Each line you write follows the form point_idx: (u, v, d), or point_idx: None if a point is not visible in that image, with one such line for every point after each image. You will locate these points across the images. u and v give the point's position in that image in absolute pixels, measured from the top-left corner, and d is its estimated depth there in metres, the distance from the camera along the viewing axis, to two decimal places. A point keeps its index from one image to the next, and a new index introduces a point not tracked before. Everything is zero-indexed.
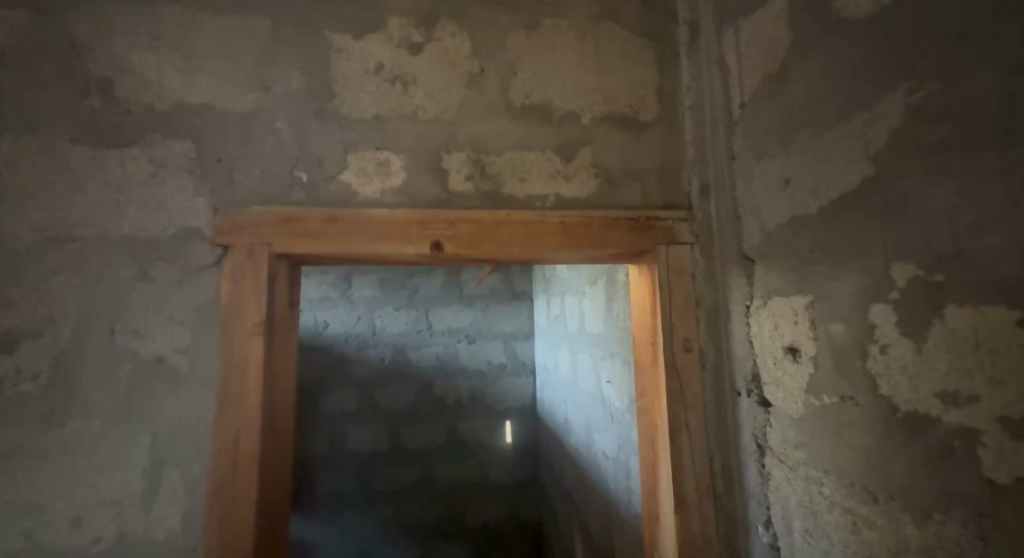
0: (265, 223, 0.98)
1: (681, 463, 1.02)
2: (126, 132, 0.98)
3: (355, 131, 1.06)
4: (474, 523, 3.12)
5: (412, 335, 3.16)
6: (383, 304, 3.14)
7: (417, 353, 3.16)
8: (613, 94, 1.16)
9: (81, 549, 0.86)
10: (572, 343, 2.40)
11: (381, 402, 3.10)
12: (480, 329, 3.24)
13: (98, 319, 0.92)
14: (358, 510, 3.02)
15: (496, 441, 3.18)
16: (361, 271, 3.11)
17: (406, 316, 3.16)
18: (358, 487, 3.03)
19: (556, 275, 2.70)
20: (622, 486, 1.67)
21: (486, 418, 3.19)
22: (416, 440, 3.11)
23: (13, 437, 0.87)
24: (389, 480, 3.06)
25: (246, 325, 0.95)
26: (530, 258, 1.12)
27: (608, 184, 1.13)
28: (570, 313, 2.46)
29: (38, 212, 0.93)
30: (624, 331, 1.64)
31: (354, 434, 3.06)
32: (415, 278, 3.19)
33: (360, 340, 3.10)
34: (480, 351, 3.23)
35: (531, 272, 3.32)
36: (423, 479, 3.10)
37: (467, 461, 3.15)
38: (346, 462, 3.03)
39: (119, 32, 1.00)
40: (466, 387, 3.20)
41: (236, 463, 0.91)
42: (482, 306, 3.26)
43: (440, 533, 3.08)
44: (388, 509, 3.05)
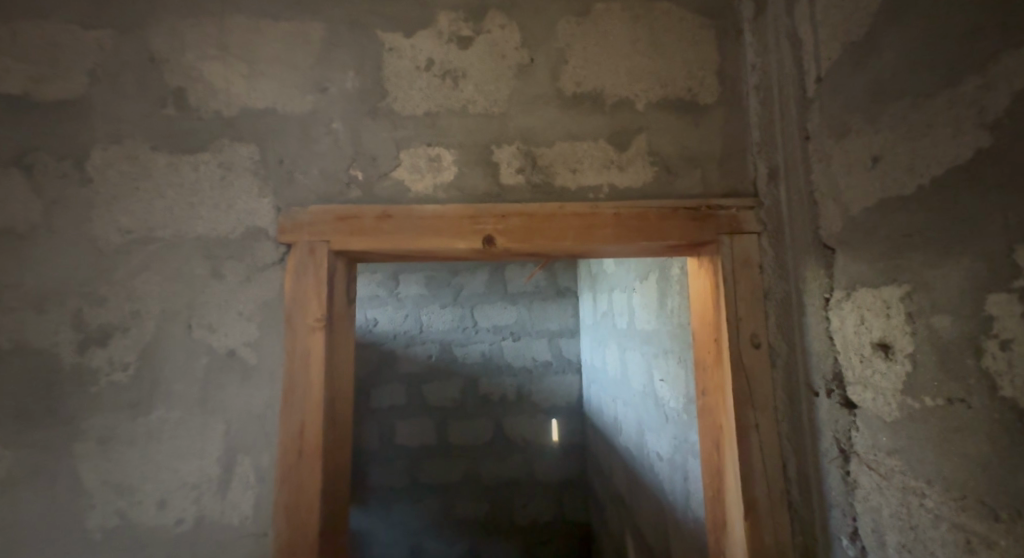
0: (323, 222, 1.01)
1: (751, 465, 0.97)
2: (198, 138, 1.04)
3: (407, 128, 1.07)
4: (523, 520, 3.14)
5: (459, 332, 3.20)
6: (430, 302, 3.20)
7: (464, 350, 3.20)
8: (671, 78, 1.11)
9: (166, 529, 0.93)
10: (622, 341, 2.35)
11: (431, 397, 3.16)
12: (525, 327, 3.24)
13: (177, 315, 0.98)
14: (409, 503, 3.10)
15: (543, 438, 3.18)
16: (408, 270, 3.19)
17: (453, 314, 3.21)
18: (409, 480, 3.11)
19: (603, 271, 2.66)
20: (678, 488, 1.61)
21: (532, 416, 3.20)
22: (464, 436, 3.15)
23: (107, 422, 0.94)
24: (438, 475, 3.13)
25: (311, 319, 0.99)
26: (583, 251, 1.09)
27: (665, 172, 1.08)
28: (618, 310, 2.41)
29: (124, 216, 1.00)
30: (680, 328, 1.58)
31: (405, 429, 3.14)
32: (461, 276, 3.23)
33: (409, 337, 3.18)
34: (525, 348, 3.23)
35: (577, 268, 3.29)
36: (470, 475, 3.14)
37: (514, 458, 3.16)
38: (398, 455, 3.11)
39: (190, 44, 1.06)
40: (512, 385, 3.21)
41: (307, 454, 0.95)
42: (526, 303, 3.26)
43: (488, 529, 3.12)
44: (439, 501, 3.11)
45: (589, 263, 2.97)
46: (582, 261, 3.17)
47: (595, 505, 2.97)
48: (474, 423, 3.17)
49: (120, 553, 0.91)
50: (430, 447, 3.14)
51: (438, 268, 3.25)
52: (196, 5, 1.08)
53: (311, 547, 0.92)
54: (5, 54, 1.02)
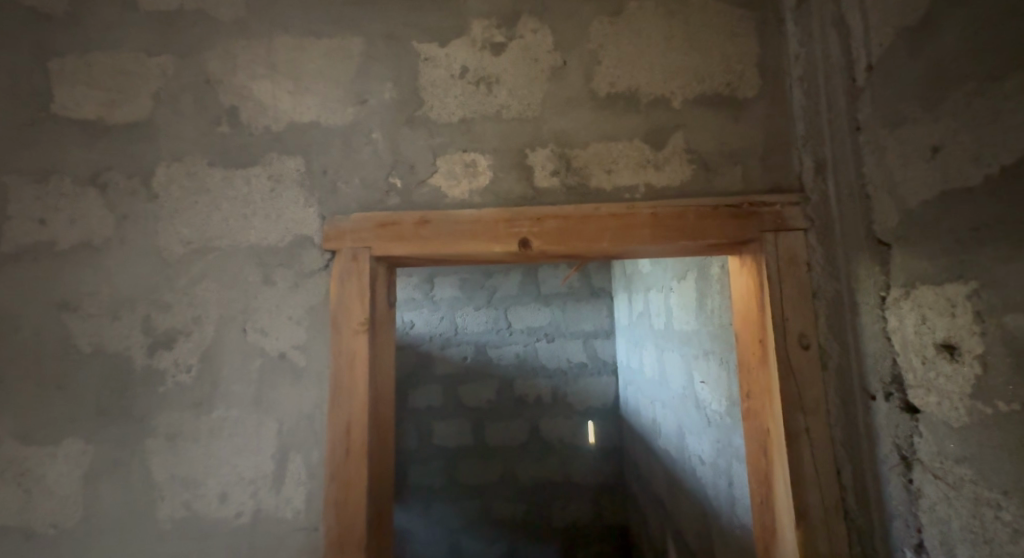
0: (365, 229, 1.05)
1: (803, 472, 0.93)
2: (249, 153, 1.10)
3: (442, 135, 1.10)
4: (560, 522, 3.12)
5: (493, 334, 3.24)
6: (464, 304, 3.25)
7: (499, 351, 3.23)
8: (709, 73, 1.08)
9: (227, 521, 0.99)
10: (659, 342, 2.31)
11: (468, 398, 3.21)
12: (560, 328, 3.24)
13: (234, 320, 1.05)
14: (447, 502, 3.15)
15: (580, 440, 3.16)
16: (443, 272, 3.25)
17: (487, 315, 3.25)
18: (447, 480, 3.16)
19: (638, 271, 2.62)
20: (722, 493, 1.57)
21: (568, 417, 3.18)
22: (500, 437, 3.18)
23: (173, 420, 1.02)
24: (476, 475, 3.16)
25: (355, 323, 1.03)
26: (619, 252, 1.08)
27: (704, 169, 1.06)
28: (655, 311, 2.36)
29: (186, 227, 1.08)
30: (721, 329, 1.54)
31: (443, 429, 3.19)
32: (494, 278, 3.27)
33: (445, 339, 3.24)
34: (560, 350, 3.22)
35: (611, 269, 3.26)
36: (507, 476, 3.16)
37: (550, 459, 3.16)
38: (438, 455, 3.17)
39: (241, 65, 1.13)
40: (547, 386, 3.21)
41: (354, 452, 0.99)
42: (560, 304, 3.26)
43: (525, 531, 3.12)
44: (477, 501, 3.15)
45: (624, 263, 2.93)
46: (616, 261, 3.14)
47: (634, 508, 2.92)
48: (510, 424, 3.19)
49: (186, 543, 0.98)
50: (467, 447, 3.18)
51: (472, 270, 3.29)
52: (246, 27, 1.14)
53: (359, 543, 0.96)
54: (81, 82, 1.12)
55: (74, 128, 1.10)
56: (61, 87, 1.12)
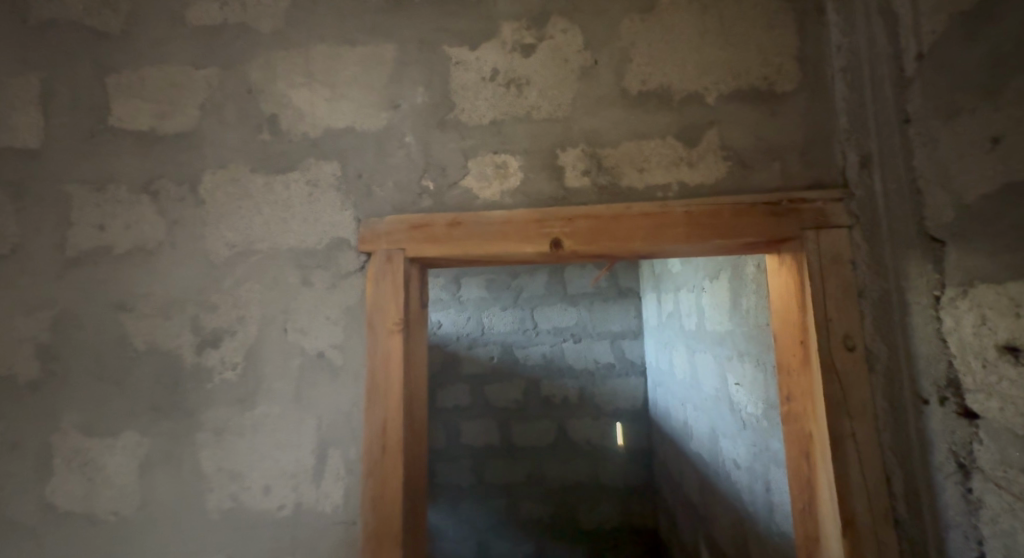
0: (398, 231, 1.08)
1: (850, 478, 0.89)
2: (288, 159, 1.14)
3: (473, 138, 1.11)
4: (588, 524, 3.10)
5: (520, 334, 3.25)
6: (490, 304, 3.28)
7: (525, 351, 3.24)
8: (745, 67, 1.06)
9: (270, 513, 1.03)
10: (690, 343, 2.27)
11: (496, 399, 3.22)
12: (586, 328, 3.22)
13: (275, 320, 1.09)
14: (475, 501, 3.18)
15: (608, 441, 3.13)
16: (469, 273, 3.29)
17: (513, 316, 3.26)
18: (475, 480, 3.18)
19: (668, 271, 2.58)
20: (760, 498, 1.53)
21: (595, 418, 3.16)
22: (527, 437, 3.18)
23: (220, 416, 1.06)
24: (503, 475, 3.17)
25: (390, 322, 1.06)
26: (652, 251, 1.06)
27: (740, 166, 1.03)
28: (685, 311, 2.32)
29: (230, 231, 1.13)
30: (757, 330, 1.50)
31: (470, 428, 3.22)
32: (520, 278, 3.28)
33: (471, 339, 3.26)
34: (587, 350, 3.21)
35: (639, 269, 3.23)
36: (534, 477, 3.16)
37: (577, 461, 3.14)
38: (466, 454, 3.20)
39: (281, 74, 1.17)
40: (574, 387, 3.19)
41: (390, 449, 1.01)
42: (587, 304, 3.24)
43: (553, 532, 3.11)
44: (505, 501, 3.16)
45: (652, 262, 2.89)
46: (644, 261, 3.11)
47: (664, 511, 2.88)
48: (537, 425, 3.19)
49: (232, 533, 1.03)
50: (495, 447, 3.19)
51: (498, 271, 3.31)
52: (285, 38, 1.19)
53: (396, 538, 0.98)
54: (134, 96, 1.19)
55: (129, 139, 1.17)
56: (117, 100, 1.19)
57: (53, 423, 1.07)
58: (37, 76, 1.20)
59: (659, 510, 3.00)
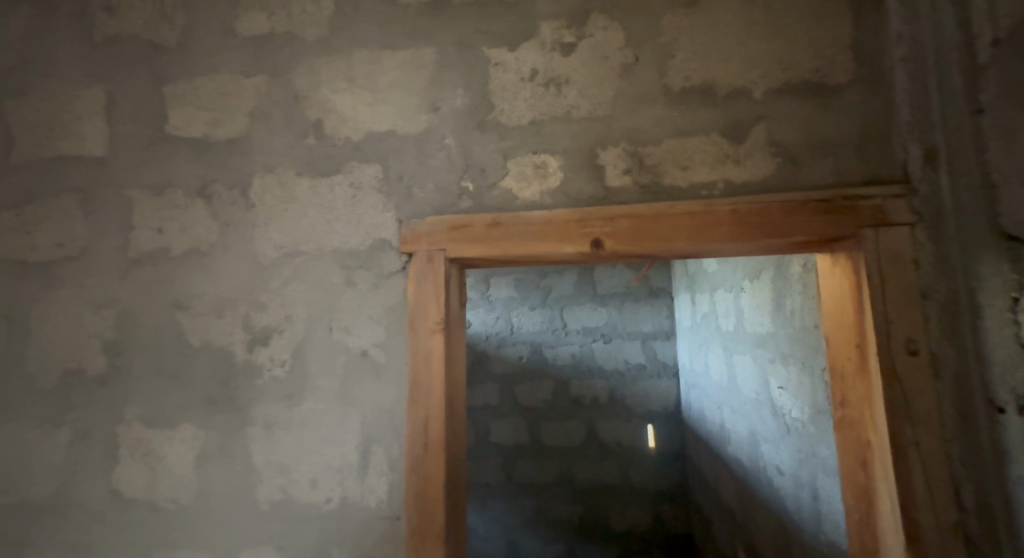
0: (439, 232, 1.09)
1: (914, 489, 0.84)
2: (332, 162, 1.18)
3: (512, 138, 1.11)
4: (620, 527, 3.06)
5: (549, 334, 3.24)
6: (519, 304, 3.29)
7: (554, 351, 3.22)
8: (795, 60, 1.02)
9: (318, 506, 1.06)
10: (728, 344, 2.21)
11: (525, 399, 3.22)
12: (617, 328, 3.18)
13: (321, 320, 1.12)
14: (505, 501, 3.18)
15: (639, 444, 3.09)
16: (498, 273, 3.30)
17: (542, 316, 3.26)
18: (505, 478, 3.19)
19: (703, 270, 2.52)
20: (805, 507, 1.48)
21: (626, 420, 3.12)
22: (557, 437, 3.17)
23: (270, 411, 1.11)
24: (534, 475, 3.17)
25: (431, 322, 1.07)
26: (696, 251, 1.04)
27: (790, 162, 1.00)
28: (723, 312, 2.26)
29: (278, 233, 1.17)
30: (803, 331, 1.45)
31: (500, 427, 3.23)
32: (549, 278, 3.28)
33: (500, 338, 3.28)
34: (617, 351, 3.17)
35: (671, 268, 3.17)
36: (563, 477, 3.14)
37: (608, 462, 3.11)
38: (496, 453, 3.21)
39: (325, 80, 1.21)
40: (604, 388, 3.16)
41: (431, 447, 1.03)
42: (616, 304, 3.20)
43: (583, 534, 3.09)
44: (535, 501, 3.15)
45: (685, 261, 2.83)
46: (677, 261, 3.05)
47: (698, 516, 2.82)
48: (567, 425, 3.17)
49: (282, 524, 1.06)
50: (526, 447, 3.19)
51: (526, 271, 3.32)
52: (329, 45, 1.22)
53: (438, 535, 0.99)
54: (189, 104, 1.25)
55: (184, 145, 1.23)
56: (173, 109, 1.25)
57: (117, 415, 1.14)
58: (101, 88, 1.28)
59: (693, 515, 2.94)
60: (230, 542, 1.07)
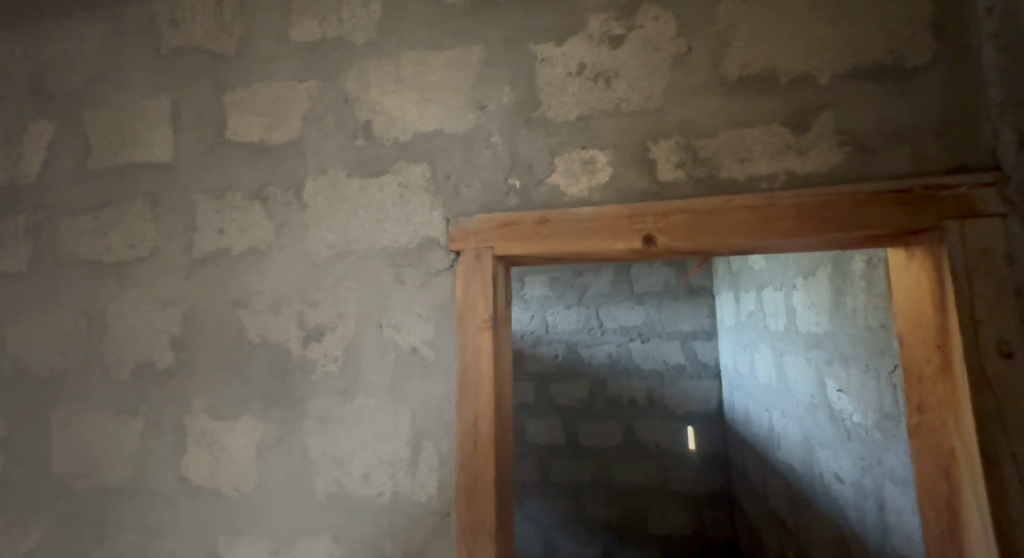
0: (487, 229, 1.09)
1: (1010, 503, 0.77)
2: (381, 163, 1.20)
3: (560, 134, 1.10)
4: (659, 531, 2.98)
5: (585, 333, 3.20)
6: (553, 303, 3.28)
7: (590, 351, 3.19)
8: (867, 42, 0.97)
9: (371, 498, 1.08)
10: (778, 345, 2.11)
11: (561, 398, 3.20)
12: (654, 328, 3.11)
13: (372, 317, 1.15)
14: (542, 500, 3.16)
15: (679, 446, 3.00)
16: (532, 272, 3.31)
17: (578, 315, 3.23)
18: (542, 477, 3.18)
19: (748, 267, 2.43)
20: (870, 517, 1.40)
21: (665, 421, 3.04)
22: (595, 438, 3.13)
23: (324, 405, 1.14)
24: (571, 474, 3.14)
25: (480, 320, 1.08)
26: (754, 247, 1.00)
27: (860, 151, 0.94)
28: (772, 312, 2.17)
29: (330, 233, 1.20)
30: (868, 332, 1.36)
31: (537, 426, 3.22)
32: (584, 276, 3.24)
33: (536, 337, 3.27)
34: (655, 351, 3.09)
35: (713, 266, 3.07)
36: (600, 478, 3.09)
37: (646, 464, 3.04)
38: (531, 451, 3.21)
39: (374, 82, 1.23)
40: (642, 388, 3.09)
41: (482, 444, 1.03)
42: (654, 303, 3.12)
43: (620, 536, 3.03)
44: (572, 501, 3.12)
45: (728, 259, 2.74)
46: (720, 258, 2.95)
47: (743, 522, 2.71)
48: (604, 425, 3.12)
49: (338, 515, 1.09)
50: (563, 446, 3.17)
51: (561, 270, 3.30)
52: (378, 47, 1.25)
53: (490, 531, 1.00)
54: (246, 110, 1.30)
55: (242, 150, 1.29)
56: (233, 115, 1.31)
57: (184, 406, 1.20)
58: (167, 98, 1.35)
59: (737, 521, 2.83)
60: (288, 531, 1.11)
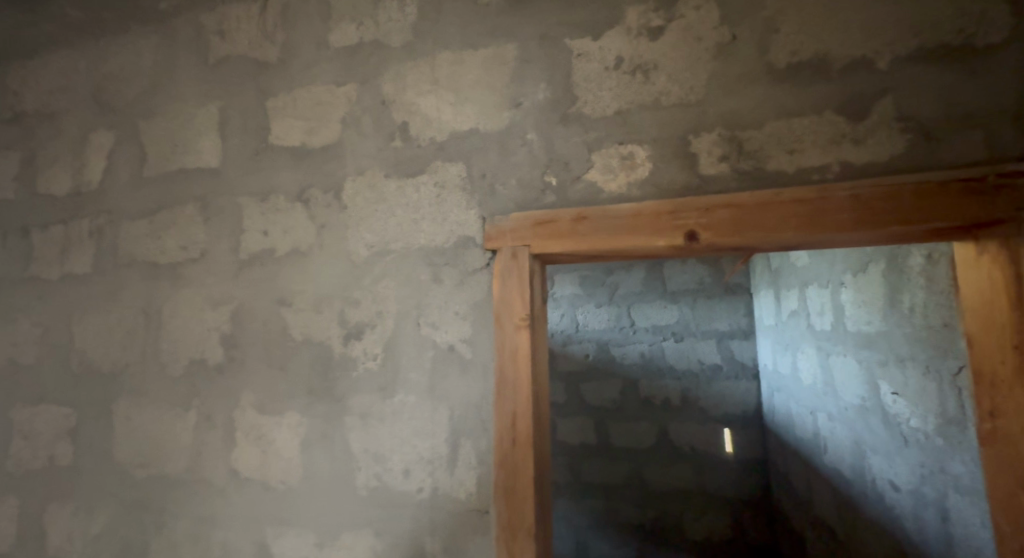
0: (523, 227, 1.09)
1: None
2: (417, 163, 1.21)
3: (597, 130, 1.08)
4: (695, 535, 2.90)
5: (616, 332, 3.16)
6: (584, 301, 3.25)
7: (622, 350, 3.14)
8: (930, 23, 0.91)
9: (411, 494, 1.10)
10: (824, 345, 2.02)
11: (594, 398, 3.17)
12: (688, 327, 3.03)
13: (410, 315, 1.16)
14: (574, 500, 3.14)
15: (716, 449, 2.91)
16: (562, 271, 3.30)
17: (609, 313, 3.19)
18: (573, 477, 3.15)
19: (791, 264, 2.33)
20: (932, 528, 1.31)
21: (701, 423, 2.95)
22: (629, 438, 3.07)
23: (365, 401, 1.16)
24: (604, 475, 3.10)
25: (517, 318, 1.07)
26: (805, 242, 0.95)
27: (923, 139, 0.88)
28: (817, 310, 2.08)
29: (369, 233, 1.22)
30: (929, 331, 1.28)
31: (570, 425, 3.20)
32: (615, 274, 3.20)
33: (566, 335, 3.25)
34: (689, 351, 3.01)
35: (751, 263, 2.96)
36: (634, 480, 3.04)
37: (681, 466, 2.96)
38: (563, 451, 3.19)
39: (410, 83, 1.25)
40: (676, 388, 3.02)
41: (521, 442, 1.03)
42: (689, 301, 3.04)
43: (655, 539, 2.97)
44: (605, 502, 3.08)
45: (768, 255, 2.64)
46: (757, 255, 2.84)
47: (786, 529, 2.61)
48: (638, 426, 3.06)
49: (379, 510, 1.11)
50: (595, 447, 3.13)
51: (591, 268, 3.27)
52: (414, 49, 1.26)
53: (529, 529, 0.99)
54: (288, 115, 1.34)
55: (285, 154, 1.33)
56: (276, 119, 1.35)
57: (234, 401, 1.25)
58: (215, 105, 1.41)
59: (779, 527, 2.73)
60: (330, 524, 1.14)
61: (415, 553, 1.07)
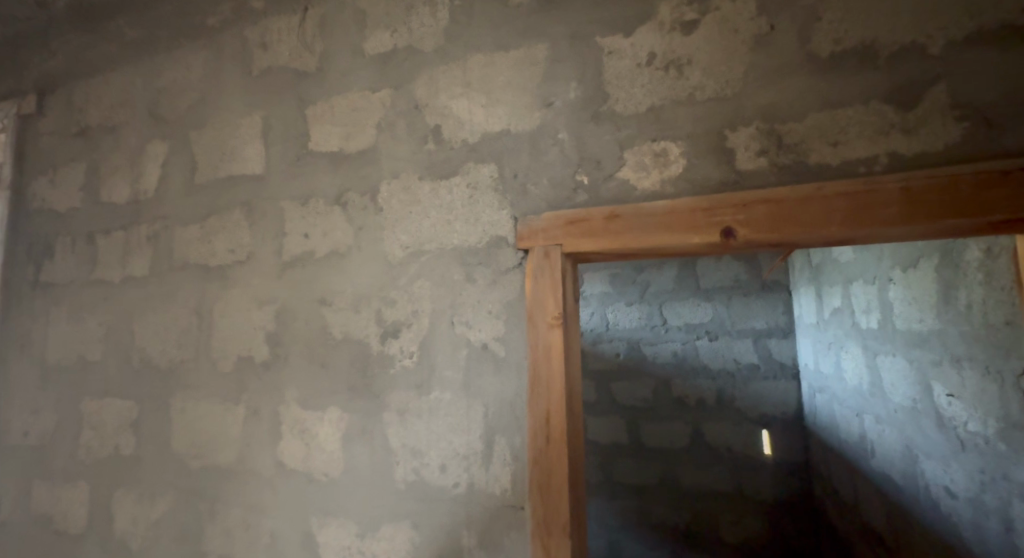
0: (555, 227, 1.09)
1: None
2: (450, 165, 1.24)
3: (629, 127, 1.08)
4: (732, 539, 2.83)
5: (649, 330, 3.12)
6: (614, 299, 3.22)
7: (654, 349, 3.09)
8: (986, 6, 0.86)
9: (447, 489, 1.12)
10: (870, 345, 1.94)
11: (626, 398, 3.14)
12: (724, 326, 2.95)
13: (445, 314, 1.18)
14: (606, 500, 3.12)
15: (753, 451, 2.83)
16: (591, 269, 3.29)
17: (641, 312, 3.15)
18: (605, 477, 3.13)
19: (833, 260, 2.24)
20: (993, 538, 1.24)
21: (738, 424, 2.88)
22: (662, 439, 3.03)
23: (402, 398, 1.19)
24: (636, 475, 3.06)
25: (550, 317, 1.08)
26: (848, 238, 0.92)
27: (977, 128, 0.84)
28: (862, 308, 1.99)
29: (404, 234, 1.25)
30: (988, 329, 1.21)
31: (601, 424, 3.18)
32: (647, 272, 3.16)
33: (597, 334, 3.24)
34: (726, 350, 2.94)
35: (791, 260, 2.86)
36: (668, 480, 2.99)
37: (717, 468, 2.89)
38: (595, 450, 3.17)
39: (443, 86, 1.27)
40: (711, 388, 2.95)
41: (555, 439, 1.04)
42: (724, 299, 2.97)
43: (690, 542, 2.91)
44: (638, 503, 3.05)
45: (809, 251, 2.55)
46: (797, 251, 2.75)
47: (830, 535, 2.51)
48: (672, 426, 3.01)
49: (417, 503, 1.14)
50: (628, 446, 3.10)
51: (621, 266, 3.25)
52: (446, 53, 1.28)
53: (564, 526, 1.00)
54: (326, 122, 1.39)
55: (324, 159, 1.38)
56: (315, 126, 1.40)
57: (278, 396, 1.31)
58: (258, 114, 1.48)
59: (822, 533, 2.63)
60: (368, 515, 1.18)
61: (450, 546, 1.10)
